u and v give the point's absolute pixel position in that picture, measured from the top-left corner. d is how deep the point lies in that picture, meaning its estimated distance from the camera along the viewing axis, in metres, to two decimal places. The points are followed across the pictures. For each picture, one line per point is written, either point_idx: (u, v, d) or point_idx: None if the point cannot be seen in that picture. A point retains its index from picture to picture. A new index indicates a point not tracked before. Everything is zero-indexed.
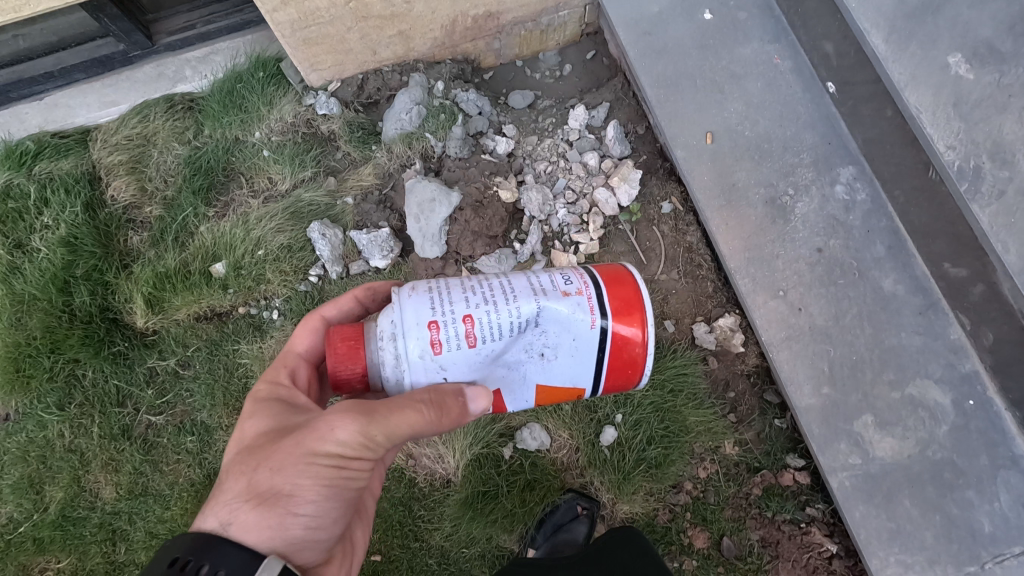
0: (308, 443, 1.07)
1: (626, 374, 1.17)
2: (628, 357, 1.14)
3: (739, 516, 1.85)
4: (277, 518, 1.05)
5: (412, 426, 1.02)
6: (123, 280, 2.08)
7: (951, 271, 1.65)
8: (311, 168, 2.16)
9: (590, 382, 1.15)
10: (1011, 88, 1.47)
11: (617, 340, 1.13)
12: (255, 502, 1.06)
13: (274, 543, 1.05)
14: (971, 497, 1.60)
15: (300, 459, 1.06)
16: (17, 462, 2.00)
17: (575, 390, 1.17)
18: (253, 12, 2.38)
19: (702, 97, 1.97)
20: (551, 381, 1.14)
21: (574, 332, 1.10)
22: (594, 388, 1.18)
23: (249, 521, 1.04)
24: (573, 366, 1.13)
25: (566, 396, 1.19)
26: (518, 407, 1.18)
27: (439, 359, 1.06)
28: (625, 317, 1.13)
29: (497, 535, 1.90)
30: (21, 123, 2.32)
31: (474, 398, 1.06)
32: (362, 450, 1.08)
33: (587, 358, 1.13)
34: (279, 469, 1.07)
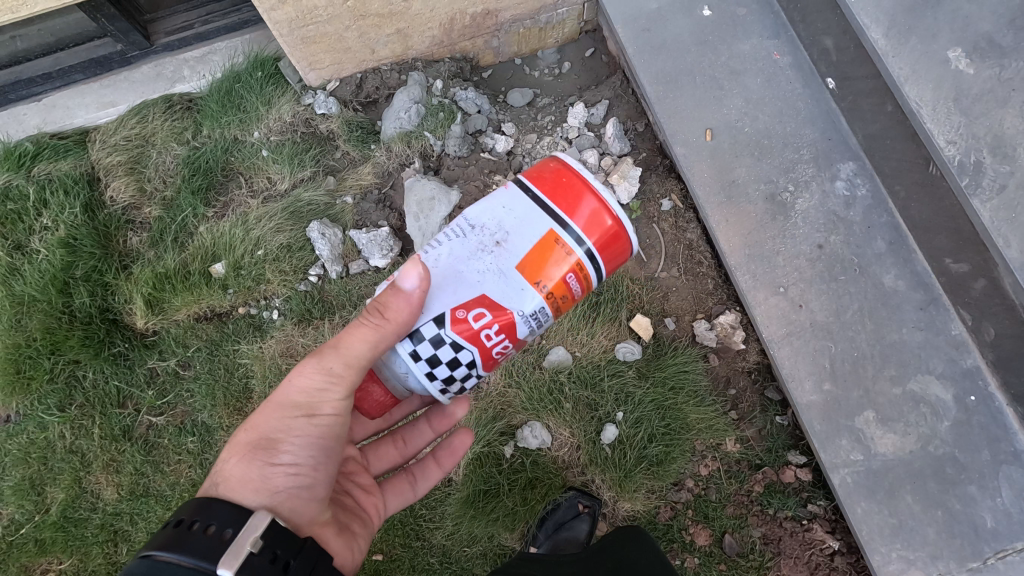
0: (280, 394, 1.16)
1: (581, 203, 1.07)
2: (564, 184, 1.08)
3: (740, 513, 1.85)
4: (256, 466, 1.11)
5: (365, 340, 1.07)
6: (122, 281, 2.08)
7: (952, 266, 1.65)
8: (310, 168, 2.15)
9: (546, 219, 1.06)
10: (1011, 83, 1.47)
11: (536, 179, 1.10)
12: (238, 455, 1.13)
13: (256, 490, 1.08)
14: (974, 492, 1.59)
15: (276, 409, 1.16)
16: (18, 463, 2.00)
17: (545, 240, 1.06)
18: (251, 12, 2.38)
19: (701, 93, 1.97)
20: (509, 246, 1.07)
21: (495, 194, 1.11)
22: (570, 235, 1.07)
23: (234, 472, 1.10)
24: (519, 221, 1.07)
25: (550, 256, 1.07)
26: (514, 292, 1.06)
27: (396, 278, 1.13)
28: (536, 167, 1.13)
29: (498, 533, 1.90)
30: (19, 124, 2.32)
31: (406, 270, 1.05)
32: (326, 385, 1.12)
33: (527, 206, 1.08)
34: (259, 422, 1.16)
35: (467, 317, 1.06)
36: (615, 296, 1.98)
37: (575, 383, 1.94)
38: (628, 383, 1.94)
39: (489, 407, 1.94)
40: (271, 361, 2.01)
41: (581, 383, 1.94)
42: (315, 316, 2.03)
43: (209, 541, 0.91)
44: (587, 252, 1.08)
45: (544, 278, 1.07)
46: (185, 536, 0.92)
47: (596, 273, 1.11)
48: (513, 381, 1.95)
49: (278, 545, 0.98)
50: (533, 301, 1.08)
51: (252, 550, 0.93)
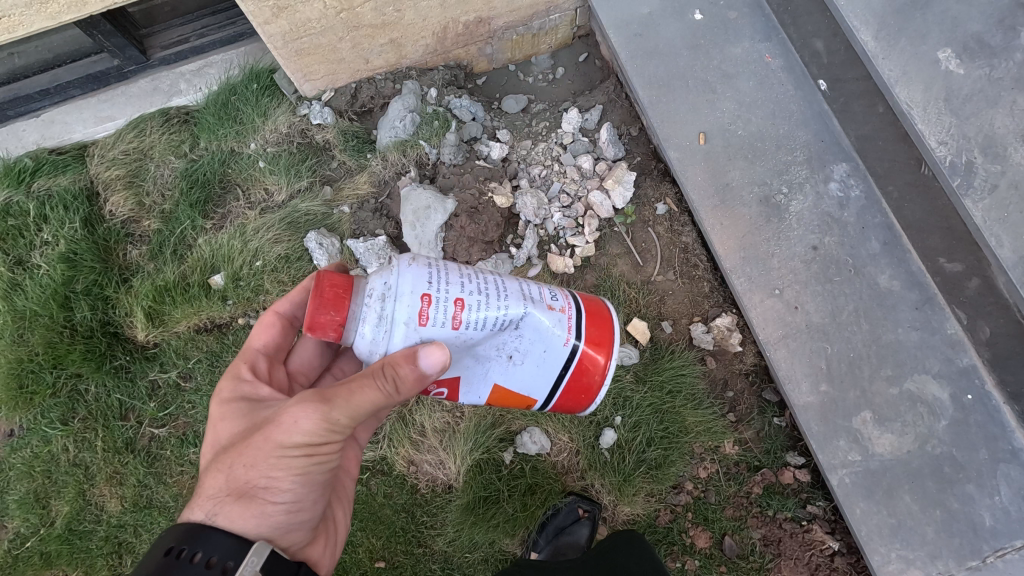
0: (271, 437, 1.08)
1: (574, 396, 1.24)
2: (580, 377, 1.21)
3: (740, 515, 1.86)
4: (256, 502, 1.08)
5: (372, 400, 1.05)
6: (123, 294, 2.10)
7: (947, 266, 1.65)
8: (306, 178, 2.17)
9: (544, 394, 1.21)
10: (1001, 82, 1.47)
11: (581, 362, 1.19)
12: (235, 495, 1.09)
13: (260, 526, 1.08)
14: (972, 491, 1.60)
15: (268, 451, 1.09)
16: (23, 477, 2.02)
17: (526, 399, 1.22)
18: (245, 25, 2.40)
19: (694, 97, 1.97)
20: (509, 381, 1.18)
21: (542, 339, 1.15)
22: (544, 403, 1.24)
23: (234, 511, 1.07)
24: (534, 375, 1.17)
25: (519, 402, 1.23)
26: (471, 399, 1.21)
27: (420, 329, 1.04)
28: (596, 346, 1.20)
29: (499, 539, 1.91)
30: (18, 140, 2.34)
31: (432, 358, 1.01)
32: (326, 433, 1.08)
33: (549, 372, 1.18)
34: (254, 463, 1.09)
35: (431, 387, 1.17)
36: (612, 300, 1.99)
37: None
38: (626, 387, 1.95)
39: (488, 413, 1.94)
40: None
41: None
42: None
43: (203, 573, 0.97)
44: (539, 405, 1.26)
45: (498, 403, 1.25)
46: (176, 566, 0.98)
47: None
48: None
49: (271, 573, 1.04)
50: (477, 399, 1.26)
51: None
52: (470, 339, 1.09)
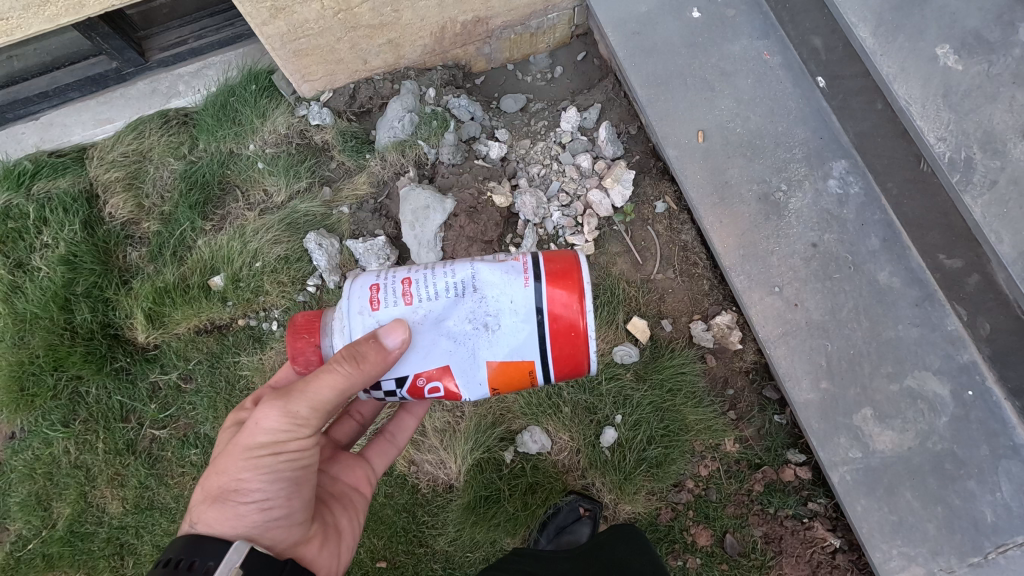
0: (241, 441, 1.13)
1: (573, 351, 1.06)
2: (566, 326, 1.05)
3: (741, 513, 1.86)
4: (232, 502, 1.09)
5: (333, 386, 1.04)
6: (123, 296, 2.10)
7: (947, 262, 1.65)
8: (305, 179, 2.17)
9: (536, 352, 1.05)
10: (999, 78, 1.47)
11: (555, 304, 1.04)
12: (213, 501, 1.11)
13: (236, 525, 1.08)
14: (973, 487, 1.60)
15: (241, 454, 1.12)
16: (24, 479, 2.02)
17: (524, 364, 1.06)
18: (244, 26, 2.40)
19: (693, 95, 1.97)
20: (494, 351, 1.05)
21: (503, 288, 1.05)
22: (545, 367, 1.07)
23: (212, 515, 1.09)
24: (514, 334, 1.04)
25: (519, 376, 1.08)
26: (472, 389, 1.08)
27: (379, 314, 1.06)
28: (560, 281, 1.06)
29: (500, 538, 1.91)
30: (18, 143, 2.34)
31: (389, 336, 1.02)
32: (288, 427, 1.10)
33: (528, 328, 1.04)
34: (227, 468, 1.13)
35: (422, 384, 1.09)
36: (611, 299, 1.98)
37: (573, 388, 1.95)
38: (626, 386, 1.95)
39: (488, 413, 1.94)
40: (272, 372, 2.03)
41: (579, 387, 1.95)
42: None
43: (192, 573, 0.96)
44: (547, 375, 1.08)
45: (505, 388, 1.10)
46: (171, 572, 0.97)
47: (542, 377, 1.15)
48: None
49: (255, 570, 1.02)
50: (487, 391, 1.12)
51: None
52: (431, 313, 1.06)
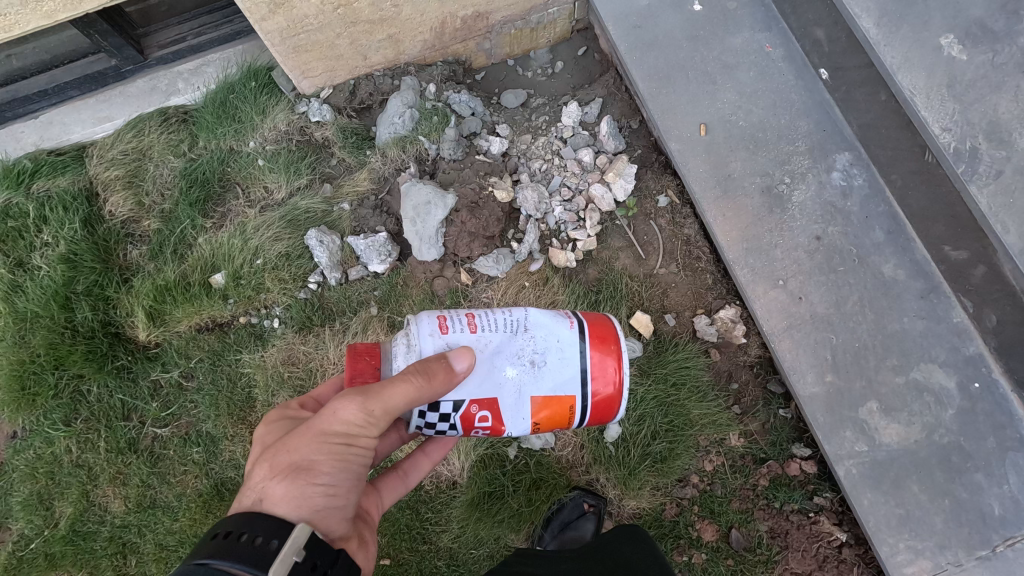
0: (314, 426, 1.09)
1: (609, 390, 1.19)
2: (606, 369, 1.18)
3: (746, 508, 1.84)
4: (298, 484, 1.04)
5: (405, 396, 1.05)
6: (123, 294, 2.09)
7: (952, 254, 1.64)
8: (305, 176, 2.16)
9: (577, 389, 1.17)
10: (1004, 68, 1.46)
11: (597, 347, 1.19)
12: (274, 479, 1.04)
13: (299, 507, 1.02)
14: (980, 480, 1.58)
15: (311, 440, 1.08)
16: (26, 479, 2.02)
17: (565, 401, 1.17)
18: (243, 23, 2.39)
19: (695, 88, 1.96)
20: (542, 385, 1.16)
21: (555, 330, 1.18)
22: (583, 405, 1.19)
23: (274, 493, 1.03)
24: (561, 370, 1.16)
25: (560, 414, 1.19)
26: (516, 422, 1.17)
27: (448, 339, 1.14)
28: (601, 330, 1.21)
29: (504, 535, 1.90)
30: (17, 142, 2.34)
31: (460, 358, 1.09)
32: (365, 424, 1.07)
33: (573, 366, 1.17)
34: (297, 448, 1.08)
35: (473, 412, 1.16)
36: (614, 294, 1.98)
37: None
38: (630, 381, 1.94)
39: None
40: (273, 369, 2.02)
41: None
42: (315, 323, 2.05)
43: (251, 549, 0.89)
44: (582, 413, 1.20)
45: (544, 424, 1.20)
46: (229, 546, 0.89)
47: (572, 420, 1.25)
48: None
49: (315, 555, 0.96)
50: (526, 428, 1.21)
51: (297, 559, 0.92)
52: (493, 345, 1.16)
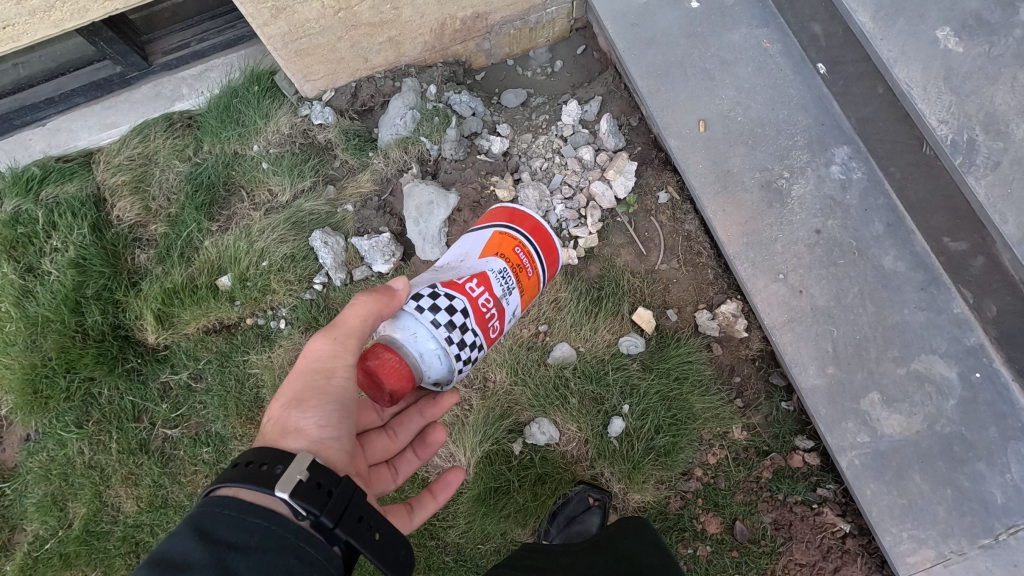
0: (299, 369, 1.21)
1: (515, 214, 1.49)
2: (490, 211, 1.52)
3: (750, 500, 1.86)
4: (291, 416, 1.13)
5: (357, 315, 1.19)
6: (132, 297, 2.12)
7: (951, 245, 1.65)
8: (310, 178, 2.19)
9: (490, 226, 1.47)
10: (1000, 59, 1.47)
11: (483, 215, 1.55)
12: (272, 419, 1.15)
13: (296, 434, 1.11)
14: (982, 469, 1.60)
15: (297, 378, 1.19)
16: (40, 480, 2.05)
17: (494, 235, 1.45)
18: (245, 28, 2.43)
19: (693, 84, 1.98)
20: (472, 245, 1.46)
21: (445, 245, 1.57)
22: (510, 228, 1.46)
23: (273, 426, 1.13)
24: (470, 234, 1.49)
25: (502, 240, 1.45)
26: (485, 264, 1.41)
27: None
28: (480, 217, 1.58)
29: (511, 529, 1.93)
30: (26, 149, 2.36)
31: (397, 278, 1.29)
32: (337, 350, 1.20)
33: (476, 229, 1.50)
34: (288, 389, 1.19)
35: (458, 281, 1.36)
36: (616, 290, 1.99)
37: (580, 377, 1.96)
38: (633, 375, 1.96)
39: (497, 405, 1.96)
40: (281, 370, 2.05)
41: (586, 377, 1.96)
42: (321, 323, 2.07)
43: (256, 474, 0.93)
44: (519, 235, 1.46)
45: (506, 251, 1.44)
46: (242, 472, 0.94)
47: (534, 254, 1.47)
48: (518, 378, 1.97)
49: (321, 475, 0.97)
50: (499, 262, 1.43)
51: (302, 478, 0.94)
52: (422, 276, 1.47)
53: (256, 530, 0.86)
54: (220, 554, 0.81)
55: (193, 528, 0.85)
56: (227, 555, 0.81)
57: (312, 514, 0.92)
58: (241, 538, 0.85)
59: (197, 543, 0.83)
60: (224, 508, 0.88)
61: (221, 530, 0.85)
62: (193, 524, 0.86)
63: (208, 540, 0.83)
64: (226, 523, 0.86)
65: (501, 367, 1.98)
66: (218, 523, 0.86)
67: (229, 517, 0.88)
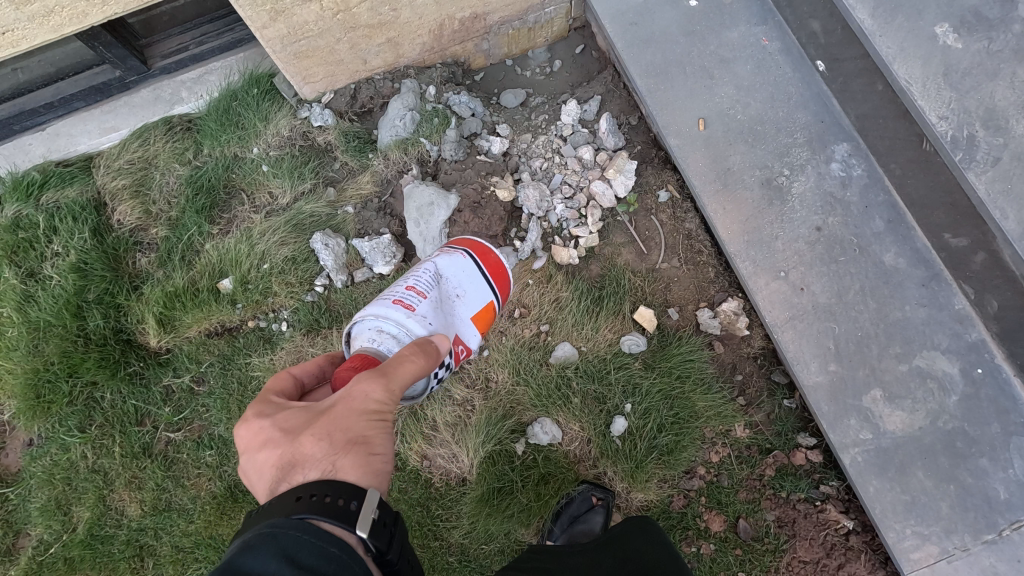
0: (351, 405, 1.07)
1: (506, 285, 1.73)
2: (498, 270, 1.72)
3: (753, 498, 1.87)
4: (360, 457, 1.03)
5: (415, 372, 1.17)
6: (134, 301, 2.12)
7: (952, 241, 1.65)
8: (310, 180, 2.19)
9: (491, 294, 1.66)
10: (999, 55, 1.47)
11: (492, 267, 1.70)
12: (330, 460, 1.01)
13: (369, 477, 1.03)
14: (985, 465, 1.60)
15: (348, 418, 1.06)
16: (43, 485, 2.05)
17: (490, 306, 1.66)
18: (244, 31, 2.43)
19: (693, 82, 1.98)
20: (473, 308, 1.62)
21: (456, 270, 1.63)
22: (499, 302, 1.70)
23: (339, 469, 1.00)
24: (478, 290, 1.64)
25: (491, 315, 1.67)
26: (475, 338, 1.64)
27: (418, 312, 1.46)
28: (484, 256, 1.71)
29: (515, 529, 1.93)
30: (26, 154, 2.36)
31: (441, 340, 1.32)
32: (396, 395, 1.12)
33: (483, 285, 1.65)
34: (343, 427, 1.05)
35: (457, 348, 1.57)
36: (617, 289, 1.99)
37: (583, 377, 1.96)
38: (635, 374, 1.96)
39: (499, 406, 1.96)
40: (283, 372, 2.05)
41: (588, 376, 1.96)
42: (323, 325, 2.08)
43: (331, 508, 0.92)
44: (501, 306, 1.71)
45: (486, 327, 1.67)
46: (315, 501, 0.91)
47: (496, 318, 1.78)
48: (521, 378, 1.97)
49: (383, 512, 0.99)
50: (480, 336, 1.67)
51: (374, 517, 0.96)
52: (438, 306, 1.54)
53: (334, 560, 0.87)
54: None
55: (274, 553, 0.83)
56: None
57: (376, 551, 0.95)
58: (324, 567, 0.85)
59: (283, 569, 0.82)
60: (303, 534, 0.87)
61: (302, 557, 0.85)
62: (273, 548, 0.84)
63: (294, 568, 0.82)
64: (307, 550, 0.86)
65: (503, 367, 1.99)
66: (300, 550, 0.85)
67: (308, 542, 0.87)
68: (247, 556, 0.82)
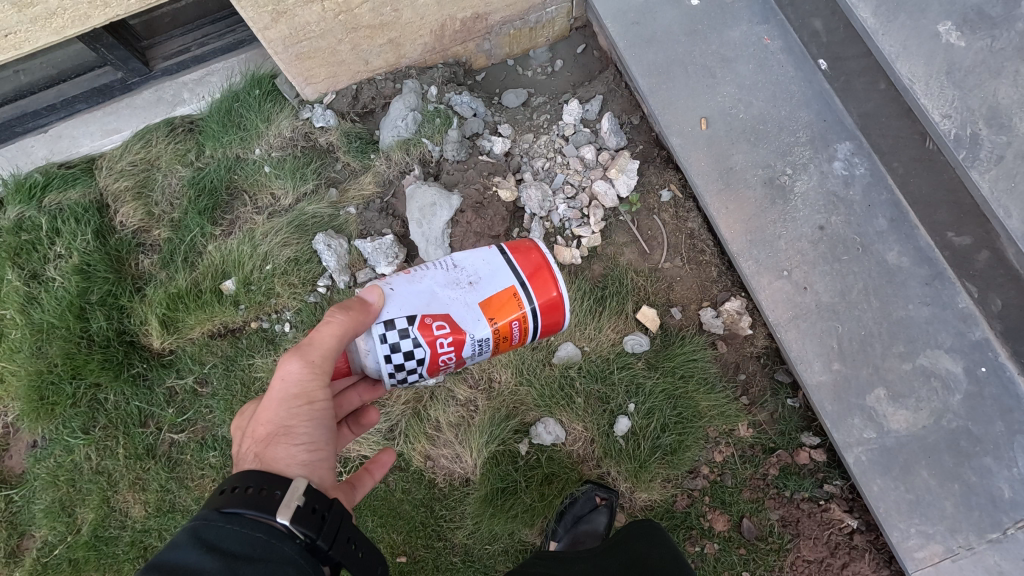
0: (272, 395, 1.17)
1: (544, 276, 1.25)
2: (536, 264, 1.26)
3: (758, 497, 1.86)
4: (279, 446, 1.11)
5: (334, 335, 1.14)
6: (136, 303, 2.12)
7: (956, 240, 1.65)
8: (312, 182, 2.19)
9: (510, 279, 1.23)
10: (1002, 53, 1.47)
11: (522, 253, 1.27)
12: (256, 448, 1.11)
13: (288, 464, 1.09)
14: (989, 463, 1.60)
15: (274, 407, 1.16)
16: (48, 487, 2.06)
17: (506, 292, 1.23)
18: (245, 32, 2.43)
19: (695, 82, 1.98)
20: (480, 292, 1.23)
21: (478, 250, 1.28)
22: (523, 291, 1.23)
23: (261, 456, 1.10)
24: (488, 272, 1.24)
25: (508, 308, 1.23)
26: (476, 329, 1.22)
27: (387, 279, 1.25)
28: (517, 245, 1.29)
29: (518, 530, 1.93)
30: (27, 156, 2.36)
31: (370, 289, 1.20)
32: (313, 373, 1.15)
33: (499, 268, 1.24)
34: (267, 417, 1.15)
35: (435, 327, 1.20)
36: (620, 289, 1.99)
37: (585, 376, 1.96)
38: (638, 374, 1.96)
39: (502, 406, 1.96)
40: None
41: (591, 376, 1.96)
42: None
43: (254, 498, 0.94)
44: (526, 296, 1.24)
45: (500, 321, 1.23)
46: (237, 495, 0.94)
47: (535, 328, 1.28)
48: (523, 378, 1.97)
49: (316, 500, 0.99)
50: (486, 329, 1.23)
51: (299, 504, 0.96)
52: (429, 278, 1.24)
53: (259, 545, 0.89)
54: (228, 566, 0.83)
55: (195, 543, 0.86)
56: (236, 567, 0.83)
57: (307, 537, 0.95)
58: (246, 553, 0.87)
59: (203, 557, 0.84)
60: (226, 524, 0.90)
61: (225, 545, 0.87)
62: (195, 539, 0.87)
63: (213, 555, 0.85)
64: (229, 538, 0.88)
65: (505, 367, 1.98)
66: (222, 538, 0.88)
67: (232, 531, 0.89)
68: (171, 549, 0.85)
